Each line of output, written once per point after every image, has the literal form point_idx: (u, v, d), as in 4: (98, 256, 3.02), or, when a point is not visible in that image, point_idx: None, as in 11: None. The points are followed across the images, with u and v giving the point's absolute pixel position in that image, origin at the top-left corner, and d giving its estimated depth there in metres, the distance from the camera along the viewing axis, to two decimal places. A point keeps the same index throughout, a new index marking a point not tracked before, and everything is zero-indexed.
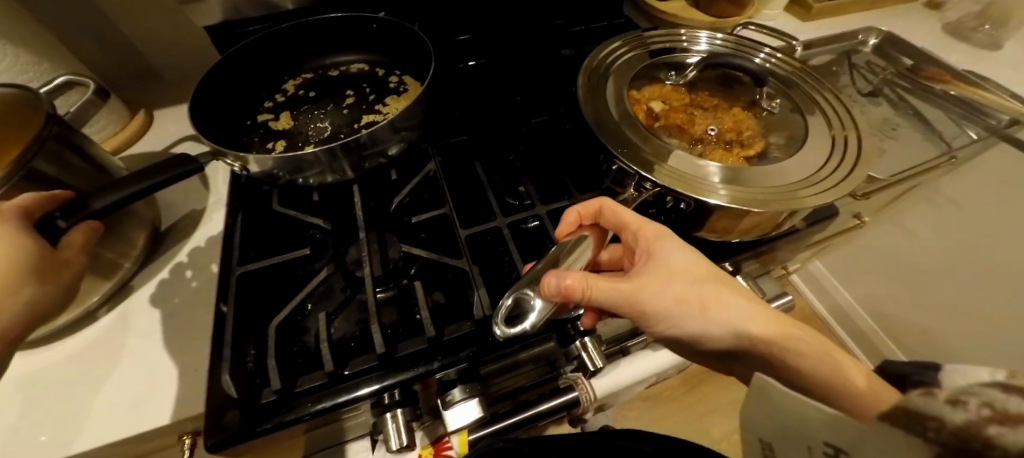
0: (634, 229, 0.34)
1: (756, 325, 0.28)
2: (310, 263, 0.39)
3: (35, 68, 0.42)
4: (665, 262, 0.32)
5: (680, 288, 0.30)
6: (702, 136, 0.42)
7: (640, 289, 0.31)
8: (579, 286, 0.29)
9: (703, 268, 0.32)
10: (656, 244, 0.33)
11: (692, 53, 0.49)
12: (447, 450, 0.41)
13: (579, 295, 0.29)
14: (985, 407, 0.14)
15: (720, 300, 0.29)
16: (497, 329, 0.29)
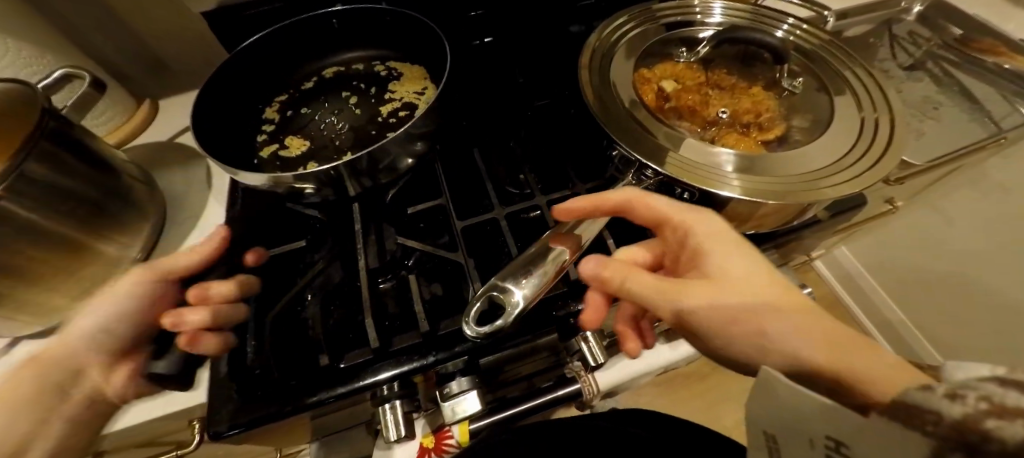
0: (674, 222, 0.32)
1: (803, 347, 0.23)
2: (309, 254, 0.39)
3: (38, 61, 0.42)
4: (712, 264, 0.29)
5: (724, 295, 0.27)
6: (714, 119, 0.39)
7: (673, 289, 0.28)
8: (615, 279, 0.29)
9: (765, 279, 0.27)
10: (704, 243, 0.30)
11: (705, 27, 0.46)
12: (447, 439, 0.41)
13: (612, 286, 0.29)
14: (982, 400, 0.13)
15: (776, 315, 0.25)
16: (466, 329, 0.27)
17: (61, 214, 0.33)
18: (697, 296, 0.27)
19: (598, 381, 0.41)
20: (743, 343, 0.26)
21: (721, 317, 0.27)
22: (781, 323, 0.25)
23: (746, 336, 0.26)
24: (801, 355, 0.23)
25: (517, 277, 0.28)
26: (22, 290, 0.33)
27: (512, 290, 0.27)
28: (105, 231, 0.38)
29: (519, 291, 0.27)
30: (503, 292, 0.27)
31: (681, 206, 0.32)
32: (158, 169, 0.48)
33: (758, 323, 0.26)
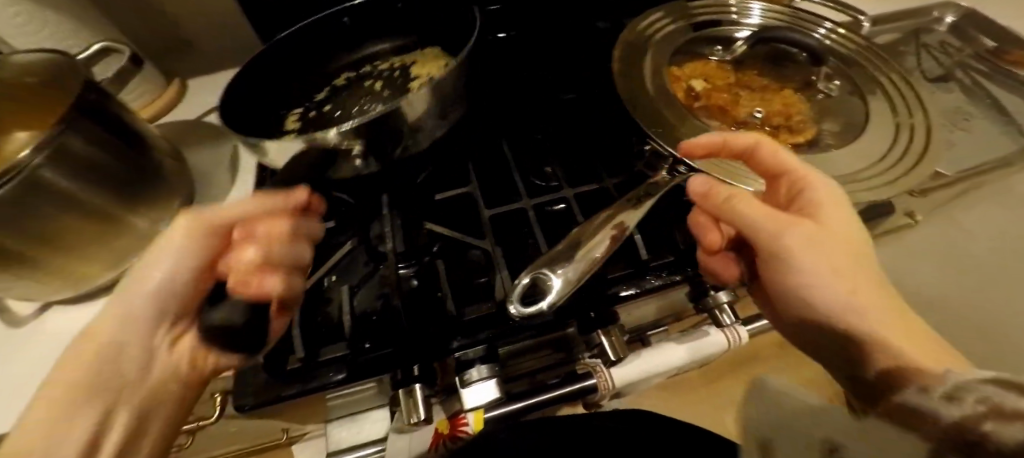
0: (797, 176, 0.31)
1: (877, 328, 0.28)
2: (336, 236, 0.40)
3: (77, 34, 0.43)
4: (825, 222, 0.30)
5: (828, 275, 0.29)
6: (746, 119, 0.39)
7: (785, 245, 0.31)
8: (723, 196, 0.31)
9: (859, 253, 0.30)
10: (823, 204, 0.30)
11: (740, 27, 0.46)
12: (462, 426, 0.40)
13: (719, 206, 0.31)
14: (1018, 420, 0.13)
15: (860, 282, 0.29)
16: (511, 308, 0.27)
17: (100, 184, 0.34)
18: (808, 257, 0.30)
19: (614, 377, 0.41)
20: (827, 309, 0.30)
21: (817, 286, 0.30)
22: (864, 299, 0.29)
23: (830, 307, 0.30)
24: (866, 331, 0.28)
25: (555, 265, 0.28)
26: (57, 257, 0.34)
27: (551, 278, 0.27)
28: (138, 204, 0.38)
29: (555, 282, 0.27)
30: (547, 276, 0.27)
31: (806, 164, 0.32)
32: (188, 146, 0.49)
33: (851, 304, 0.29)
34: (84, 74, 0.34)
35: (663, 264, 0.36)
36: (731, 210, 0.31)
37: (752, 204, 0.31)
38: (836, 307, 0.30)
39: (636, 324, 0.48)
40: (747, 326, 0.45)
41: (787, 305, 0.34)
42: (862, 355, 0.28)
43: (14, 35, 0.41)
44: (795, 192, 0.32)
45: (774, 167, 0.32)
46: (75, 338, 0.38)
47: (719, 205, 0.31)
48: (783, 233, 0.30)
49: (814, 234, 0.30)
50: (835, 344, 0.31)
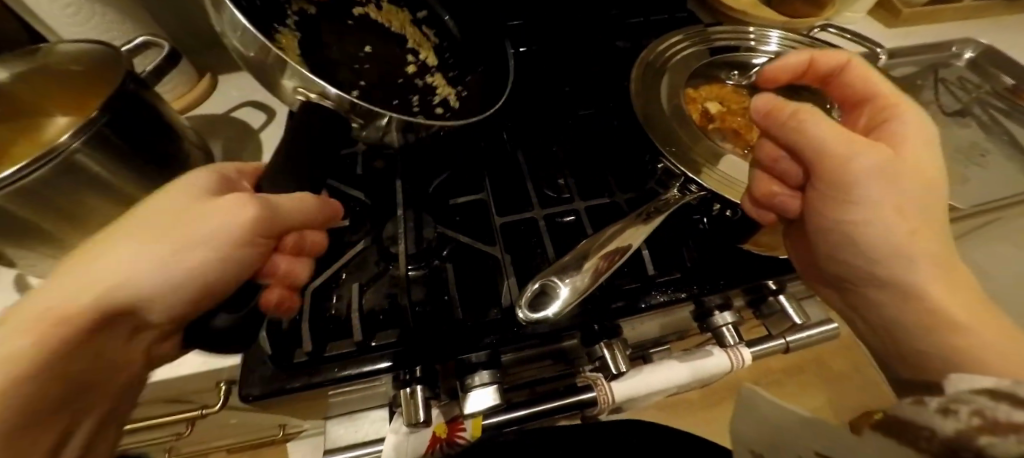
0: (886, 101, 0.31)
1: (924, 282, 0.27)
2: (350, 234, 0.40)
3: (119, 28, 0.46)
4: (907, 148, 0.28)
5: (890, 216, 0.27)
6: (758, 144, 0.40)
7: (857, 174, 0.28)
8: (790, 109, 0.30)
9: (929, 196, 0.28)
10: (908, 130, 0.29)
11: (757, 54, 0.47)
12: (460, 431, 0.40)
13: (786, 115, 0.30)
14: (976, 416, 0.14)
15: (923, 229, 0.27)
16: (518, 314, 0.28)
17: (132, 167, 0.35)
18: (875, 189, 0.28)
19: (615, 391, 0.41)
20: (872, 250, 0.29)
21: (870, 227, 0.29)
22: (926, 245, 0.27)
23: (873, 248, 0.29)
24: (912, 282, 0.27)
25: (563, 273, 0.28)
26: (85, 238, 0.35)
27: (560, 285, 0.28)
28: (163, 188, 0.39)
29: (564, 289, 0.27)
30: (555, 284, 0.28)
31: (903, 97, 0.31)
32: (213, 138, 0.51)
33: (906, 248, 0.27)
34: (126, 65, 0.36)
35: (670, 280, 0.37)
36: (800, 129, 0.30)
37: (824, 124, 0.29)
38: (883, 248, 0.28)
39: (638, 340, 0.48)
40: (751, 348, 0.43)
41: (832, 253, 0.33)
42: (900, 311, 0.28)
43: (60, 22, 0.43)
44: (879, 117, 0.31)
45: (862, 94, 0.33)
46: None
47: (781, 121, 0.31)
48: (854, 157, 0.28)
49: (892, 169, 0.27)
50: (864, 282, 0.31)
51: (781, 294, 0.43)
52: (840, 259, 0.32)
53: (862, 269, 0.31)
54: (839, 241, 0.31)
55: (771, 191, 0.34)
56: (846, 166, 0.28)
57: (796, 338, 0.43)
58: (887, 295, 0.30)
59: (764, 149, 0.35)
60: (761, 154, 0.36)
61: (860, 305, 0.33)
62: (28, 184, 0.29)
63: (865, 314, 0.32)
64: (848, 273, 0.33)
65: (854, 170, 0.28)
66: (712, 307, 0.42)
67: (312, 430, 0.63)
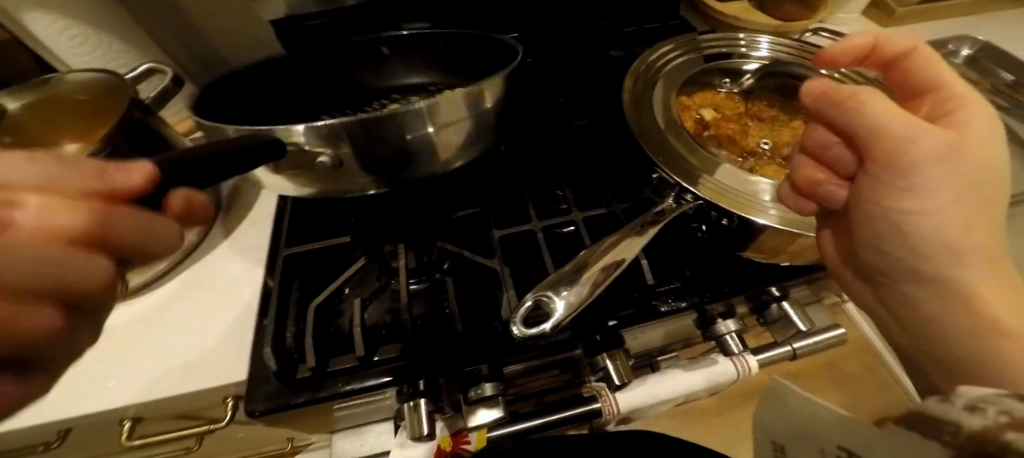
0: (953, 91, 0.28)
1: (972, 281, 0.27)
2: (351, 250, 0.41)
3: (126, 55, 0.47)
4: (975, 141, 0.26)
5: (945, 206, 0.26)
6: (754, 150, 0.41)
7: (912, 162, 0.26)
8: (846, 92, 0.28)
9: (977, 188, 0.26)
10: (977, 126, 0.27)
11: (749, 60, 0.47)
12: (464, 444, 0.40)
13: (846, 97, 0.28)
14: (1002, 413, 0.17)
15: (974, 227, 0.26)
16: (513, 329, 0.28)
17: None
18: (934, 179, 0.26)
19: (619, 402, 0.41)
20: (914, 243, 0.28)
21: (922, 217, 0.27)
22: (979, 243, 0.27)
23: (922, 238, 0.27)
24: (964, 278, 0.27)
25: (559, 286, 0.29)
26: None
27: (556, 299, 0.28)
28: None
29: (562, 301, 0.28)
30: (550, 298, 0.28)
31: (965, 86, 0.29)
32: None
33: (958, 241, 0.27)
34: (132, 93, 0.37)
35: (670, 289, 0.37)
36: (858, 111, 0.27)
37: (886, 105, 0.27)
38: (934, 240, 0.27)
39: (643, 349, 0.48)
40: (757, 355, 0.43)
41: (866, 251, 0.31)
42: (946, 311, 0.28)
43: (67, 52, 0.44)
44: (940, 109, 0.29)
45: (926, 85, 0.30)
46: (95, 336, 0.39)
47: (835, 102, 0.28)
48: (917, 140, 0.26)
49: (955, 158, 0.26)
50: (901, 275, 0.30)
51: (785, 300, 0.42)
52: (881, 250, 0.30)
53: (902, 261, 0.29)
54: (876, 238, 0.30)
55: (814, 179, 0.33)
56: (906, 151, 0.26)
57: (802, 344, 0.43)
58: (930, 290, 0.29)
59: (815, 135, 0.34)
60: (812, 141, 0.34)
61: (891, 300, 0.32)
62: None
63: (896, 309, 0.31)
64: (883, 264, 0.31)
65: (912, 157, 0.26)
66: (715, 315, 0.42)
67: (319, 445, 0.64)
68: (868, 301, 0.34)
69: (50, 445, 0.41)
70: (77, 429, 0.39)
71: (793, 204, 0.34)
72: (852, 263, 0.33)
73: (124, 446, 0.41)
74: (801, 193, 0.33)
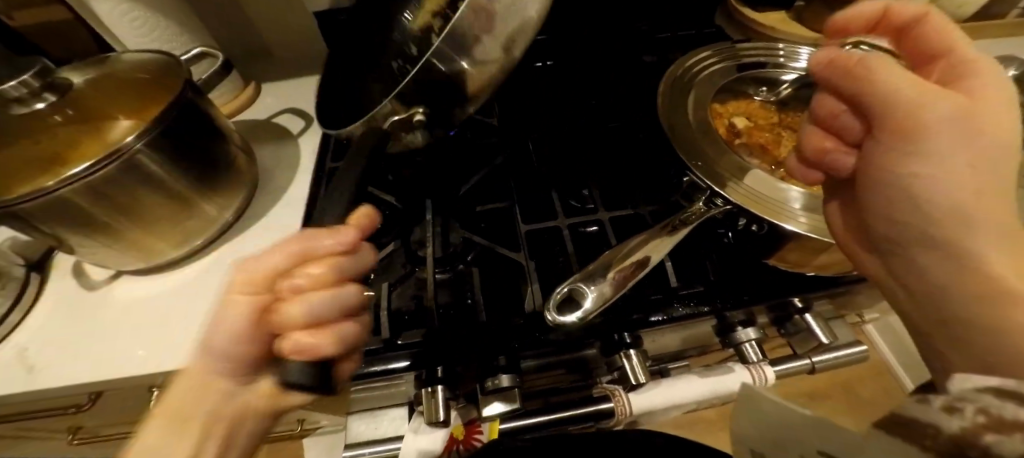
0: (963, 55, 0.24)
1: (985, 253, 0.22)
2: (379, 236, 0.42)
3: (178, 39, 0.49)
4: (987, 105, 0.22)
5: (961, 176, 0.22)
6: (786, 160, 0.41)
7: (929, 124, 0.22)
8: (852, 56, 0.24)
9: (1005, 160, 0.22)
10: (990, 93, 0.22)
11: (787, 69, 0.46)
12: (477, 433, 0.41)
13: (850, 60, 0.24)
14: (981, 414, 0.13)
15: (999, 208, 0.22)
16: (546, 316, 0.29)
17: (183, 169, 0.38)
18: (950, 144, 0.22)
19: (632, 403, 0.41)
20: (927, 223, 0.24)
21: (931, 185, 0.23)
22: (996, 220, 0.22)
23: (933, 205, 0.23)
24: (974, 255, 0.22)
25: (590, 280, 0.29)
26: (136, 229, 0.38)
27: (585, 292, 0.28)
28: (206, 189, 0.41)
29: (592, 293, 0.28)
30: (582, 290, 0.29)
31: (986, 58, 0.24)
32: (256, 143, 0.54)
33: (969, 210, 0.22)
34: (184, 74, 0.39)
35: (693, 294, 0.37)
36: (868, 78, 0.23)
37: (899, 71, 0.22)
38: (940, 207, 0.23)
39: (658, 353, 0.48)
40: (774, 366, 0.42)
41: (880, 231, 0.27)
42: (959, 292, 0.23)
43: (125, 32, 0.47)
44: (950, 75, 0.24)
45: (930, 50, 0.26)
46: (130, 306, 0.41)
47: (842, 71, 0.25)
48: (931, 105, 0.22)
49: (971, 121, 0.21)
50: (915, 247, 0.25)
51: (808, 312, 0.42)
52: (896, 221, 0.26)
53: (917, 231, 0.24)
54: (892, 215, 0.26)
55: (821, 148, 0.30)
56: (920, 117, 0.22)
57: (821, 359, 0.42)
58: (948, 269, 0.23)
59: (821, 104, 0.29)
60: (818, 108, 0.30)
61: (911, 281, 0.26)
62: (96, 179, 0.32)
63: (918, 290, 0.26)
64: (899, 237, 0.26)
65: (926, 120, 0.22)
66: (735, 323, 0.42)
67: (331, 427, 0.66)
68: (884, 281, 0.29)
69: (85, 404, 0.43)
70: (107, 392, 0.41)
71: (801, 175, 0.33)
72: (864, 242, 0.29)
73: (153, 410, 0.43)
74: (806, 164, 0.32)
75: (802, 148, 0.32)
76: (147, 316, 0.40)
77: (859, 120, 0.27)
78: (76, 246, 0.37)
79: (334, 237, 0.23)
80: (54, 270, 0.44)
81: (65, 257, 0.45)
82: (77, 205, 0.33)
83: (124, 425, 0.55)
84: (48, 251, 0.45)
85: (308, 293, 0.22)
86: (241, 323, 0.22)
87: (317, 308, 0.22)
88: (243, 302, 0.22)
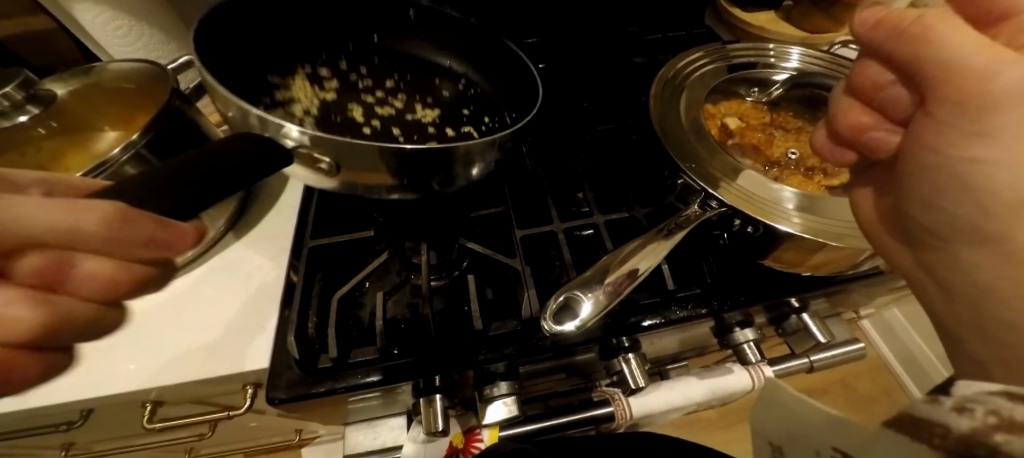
0: None
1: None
2: (373, 244, 0.42)
3: (163, 48, 0.49)
4: None
5: None
6: (779, 160, 0.41)
7: None
8: (910, 15, 0.19)
9: None
10: None
11: (777, 70, 0.47)
12: (476, 442, 0.40)
13: (904, 19, 0.19)
14: (992, 414, 0.14)
15: None
16: (544, 324, 0.29)
17: None
18: None
19: (633, 406, 0.40)
20: None
21: None
22: None
23: (998, 197, 0.17)
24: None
25: (587, 287, 0.29)
26: None
27: (583, 298, 0.28)
28: None
29: (590, 299, 0.28)
30: (579, 297, 0.29)
31: None
32: None
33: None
34: (171, 82, 0.38)
35: (689, 296, 0.37)
36: (922, 37, 0.18)
37: (959, 25, 0.18)
38: None
39: (657, 355, 0.48)
40: (772, 366, 0.43)
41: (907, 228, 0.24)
42: (1000, 288, 0.17)
43: (111, 41, 0.46)
44: None
45: None
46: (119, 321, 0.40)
47: (892, 32, 0.20)
48: (1001, 71, 0.16)
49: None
50: (951, 237, 0.19)
51: (803, 312, 0.42)
52: (935, 208, 0.20)
53: (962, 221, 0.18)
54: (906, 216, 0.24)
55: (859, 125, 0.26)
56: (977, 88, 0.17)
57: (820, 357, 0.43)
58: (996, 267, 0.17)
59: (863, 74, 0.25)
60: (858, 82, 0.25)
61: (944, 275, 0.21)
62: None
63: (948, 286, 0.20)
64: (938, 229, 0.20)
65: (986, 92, 0.16)
66: (732, 324, 0.41)
67: (329, 436, 0.65)
68: None
69: (72, 422, 0.42)
70: (98, 409, 0.40)
71: (833, 155, 0.30)
72: (896, 227, 0.24)
73: (146, 426, 0.42)
74: (843, 143, 0.28)
75: (836, 125, 0.28)
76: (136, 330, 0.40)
77: (910, 91, 0.22)
78: None
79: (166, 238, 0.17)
80: None
81: None
82: None
83: (116, 440, 0.54)
84: None
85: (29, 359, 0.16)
86: None
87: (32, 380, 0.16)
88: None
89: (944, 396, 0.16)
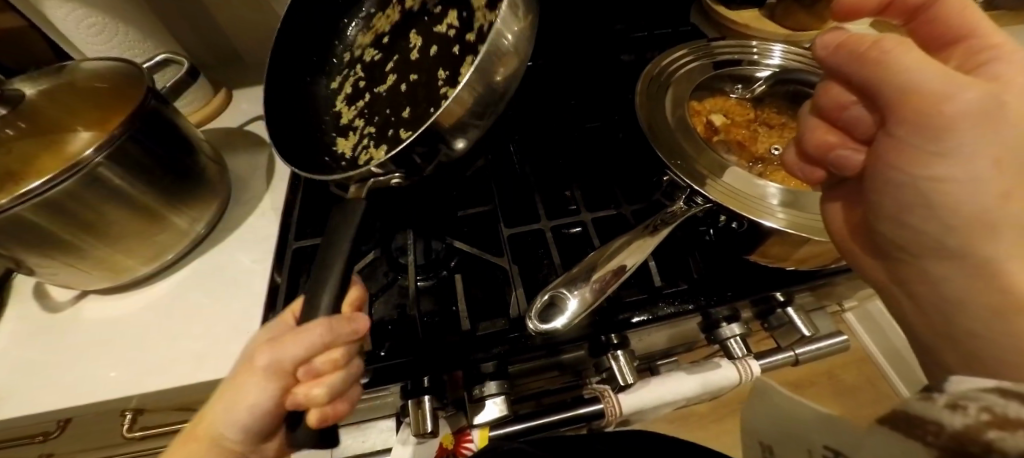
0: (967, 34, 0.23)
1: (1000, 253, 0.20)
2: (360, 246, 0.42)
3: (139, 46, 0.47)
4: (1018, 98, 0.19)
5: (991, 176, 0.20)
6: (763, 156, 0.41)
7: (949, 119, 0.20)
8: (867, 41, 0.22)
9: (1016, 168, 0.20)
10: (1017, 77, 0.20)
11: (761, 67, 0.47)
12: (467, 443, 0.39)
13: (864, 44, 0.22)
14: (985, 411, 0.14)
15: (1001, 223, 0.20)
16: (527, 322, 0.29)
17: (155, 185, 0.37)
18: (974, 138, 0.20)
19: (622, 403, 0.40)
20: (944, 236, 0.22)
21: (958, 186, 0.21)
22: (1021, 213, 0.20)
23: (952, 210, 0.22)
24: (985, 252, 0.21)
25: (571, 285, 0.29)
26: (103, 248, 0.36)
27: (567, 297, 0.28)
28: (178, 202, 0.40)
29: (574, 297, 0.28)
30: (563, 296, 0.29)
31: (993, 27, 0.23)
32: (227, 153, 0.52)
33: (994, 214, 0.20)
34: (148, 82, 0.37)
35: (676, 292, 0.37)
36: (884, 65, 0.21)
37: (915, 54, 0.20)
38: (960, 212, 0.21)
39: (646, 352, 0.48)
40: (759, 361, 0.43)
41: (892, 233, 0.25)
42: (966, 288, 0.22)
43: (83, 39, 0.44)
44: (971, 63, 0.22)
45: (957, 32, 0.23)
46: (98, 328, 0.39)
47: (853, 56, 0.23)
48: (955, 94, 0.20)
49: (998, 115, 0.19)
50: None
51: (789, 306, 0.42)
52: (903, 224, 0.24)
53: (928, 237, 0.23)
54: (888, 223, 0.25)
55: (826, 143, 0.30)
56: (938, 110, 0.20)
57: (805, 350, 0.43)
58: (956, 271, 0.22)
59: (827, 95, 0.29)
60: (824, 102, 0.29)
61: (912, 281, 0.25)
62: (52, 195, 0.30)
63: (917, 293, 0.25)
64: (904, 240, 0.25)
65: (946, 115, 0.20)
66: (719, 319, 0.41)
67: None
68: (890, 288, 0.27)
69: (50, 433, 0.41)
70: (78, 419, 0.39)
71: (802, 172, 0.33)
72: (864, 239, 0.28)
73: (126, 435, 0.41)
74: (810, 160, 0.32)
75: (805, 144, 0.32)
76: (117, 337, 0.39)
77: (869, 112, 0.26)
78: (35, 268, 0.35)
79: (340, 329, 0.25)
80: (17, 291, 0.42)
81: (26, 279, 0.43)
82: (36, 223, 0.31)
83: (97, 450, 0.52)
84: (6, 273, 0.42)
85: (328, 374, 0.26)
86: (265, 400, 0.25)
87: (333, 391, 0.26)
88: (267, 388, 0.25)
89: (937, 394, 0.17)
